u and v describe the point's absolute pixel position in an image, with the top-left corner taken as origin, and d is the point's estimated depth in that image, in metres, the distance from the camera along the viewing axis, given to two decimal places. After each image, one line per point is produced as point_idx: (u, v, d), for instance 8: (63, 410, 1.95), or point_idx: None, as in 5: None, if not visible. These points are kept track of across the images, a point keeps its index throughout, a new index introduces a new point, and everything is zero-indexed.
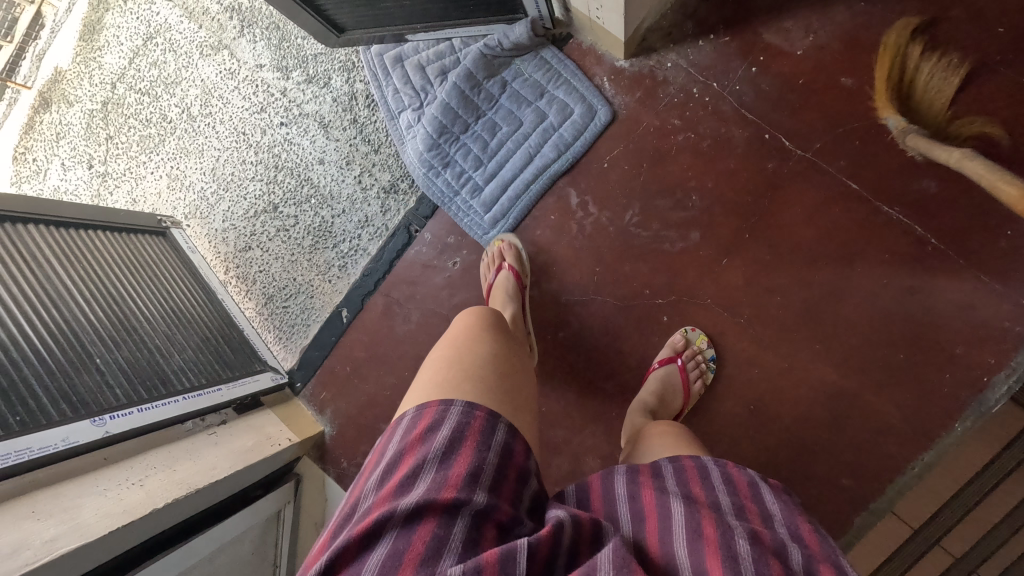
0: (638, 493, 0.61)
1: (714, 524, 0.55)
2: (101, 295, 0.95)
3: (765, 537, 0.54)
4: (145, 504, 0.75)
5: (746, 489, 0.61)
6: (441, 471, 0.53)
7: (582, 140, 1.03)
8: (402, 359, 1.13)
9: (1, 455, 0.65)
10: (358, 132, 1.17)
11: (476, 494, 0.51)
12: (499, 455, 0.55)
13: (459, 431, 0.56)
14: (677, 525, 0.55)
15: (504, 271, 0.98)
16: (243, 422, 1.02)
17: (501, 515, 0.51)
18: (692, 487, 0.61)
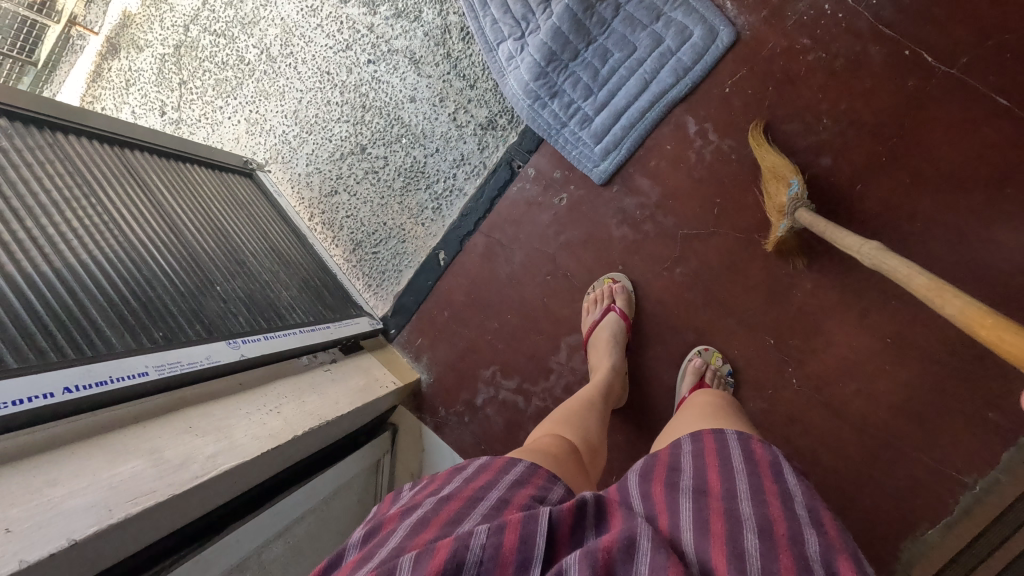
0: (654, 485, 0.55)
1: (727, 520, 0.48)
2: (209, 228, 0.91)
3: (776, 525, 0.47)
4: (286, 429, 0.70)
5: (767, 469, 0.55)
6: (466, 478, 0.56)
7: (702, 64, 0.98)
8: (504, 302, 1.09)
9: (158, 364, 0.60)
10: (452, 68, 1.12)
11: (496, 487, 0.54)
12: (522, 469, 0.58)
13: (479, 462, 0.59)
14: (692, 523, 0.49)
15: (613, 313, 0.98)
16: (350, 363, 0.98)
17: (521, 496, 0.53)
18: (709, 475, 0.55)
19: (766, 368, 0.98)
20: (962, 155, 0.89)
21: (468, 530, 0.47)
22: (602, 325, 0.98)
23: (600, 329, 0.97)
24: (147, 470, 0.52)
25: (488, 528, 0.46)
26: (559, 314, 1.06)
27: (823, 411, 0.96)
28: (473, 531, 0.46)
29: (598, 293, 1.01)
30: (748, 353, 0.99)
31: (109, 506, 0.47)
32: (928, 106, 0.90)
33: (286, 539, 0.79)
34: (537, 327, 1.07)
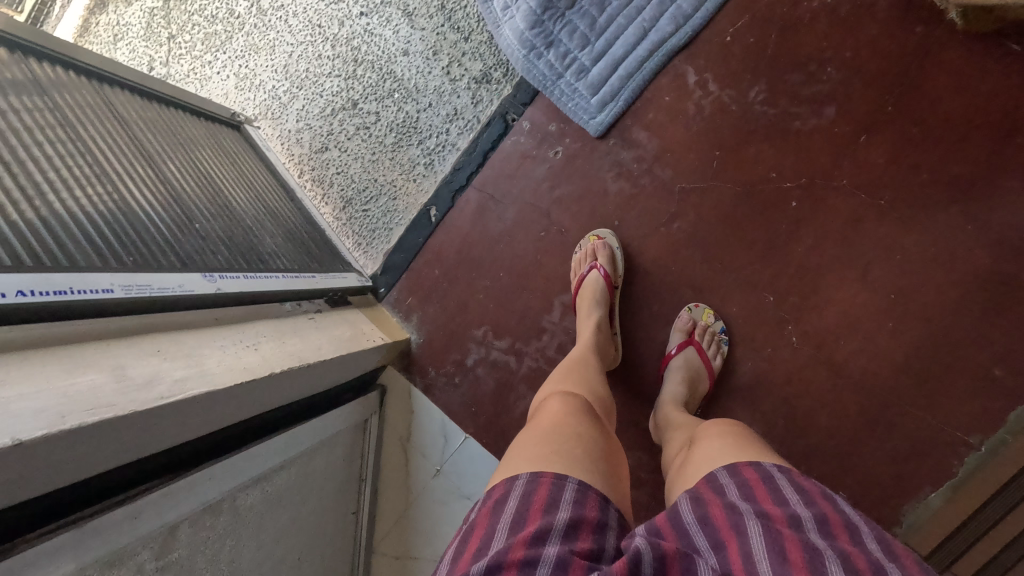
0: (712, 518, 0.50)
1: (804, 552, 0.44)
2: (194, 171, 0.88)
3: (856, 559, 0.43)
4: (263, 366, 0.67)
5: (823, 498, 0.51)
6: (511, 529, 0.51)
7: (703, 12, 0.95)
8: (497, 259, 1.05)
9: (124, 286, 0.58)
10: (446, 20, 1.09)
11: (549, 542, 0.48)
12: (572, 511, 0.52)
13: (520, 493, 0.55)
14: (767, 558, 0.44)
15: (596, 271, 0.93)
16: (336, 315, 0.95)
17: (577, 559, 0.48)
18: (764, 504, 0.51)
19: (766, 326, 0.95)
20: (971, 103, 0.86)
21: None
22: (587, 284, 0.94)
23: (583, 288, 0.94)
24: (107, 385, 0.49)
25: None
26: (553, 271, 1.03)
27: (824, 370, 0.93)
28: None
29: (582, 251, 0.97)
30: (747, 310, 0.96)
31: (63, 412, 0.44)
32: (936, 53, 0.87)
33: (263, 487, 0.76)
34: (530, 285, 1.04)
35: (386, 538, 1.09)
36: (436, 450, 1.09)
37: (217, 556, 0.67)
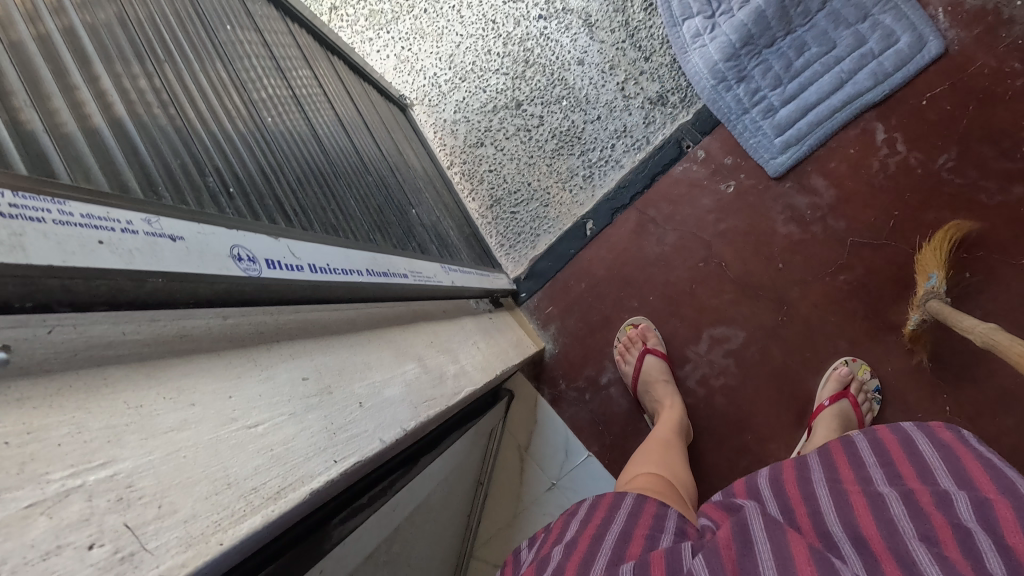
0: (786, 491, 0.59)
1: (869, 505, 0.52)
2: (391, 143, 0.87)
3: (920, 500, 0.50)
4: (489, 367, 0.66)
5: (900, 455, 0.58)
6: (582, 521, 0.59)
7: (905, 71, 0.95)
8: (647, 282, 1.05)
9: (418, 272, 0.58)
10: (628, 36, 1.08)
11: (616, 522, 0.57)
12: (632, 500, 0.61)
13: (588, 503, 0.63)
14: (836, 512, 0.53)
15: (651, 355, 0.99)
16: (502, 317, 0.93)
17: (641, 527, 0.56)
18: (841, 472, 0.59)
19: (917, 391, 0.95)
20: None
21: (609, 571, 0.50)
22: (643, 369, 0.99)
23: (646, 373, 0.98)
24: (423, 377, 0.48)
25: (631, 568, 0.49)
26: (705, 303, 1.02)
27: None
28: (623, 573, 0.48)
29: (625, 339, 1.03)
30: (903, 372, 0.95)
31: (416, 404, 0.43)
32: None
33: (442, 485, 0.75)
34: (678, 313, 1.04)
35: (486, 544, 1.05)
36: (555, 463, 1.07)
37: (412, 550, 0.67)
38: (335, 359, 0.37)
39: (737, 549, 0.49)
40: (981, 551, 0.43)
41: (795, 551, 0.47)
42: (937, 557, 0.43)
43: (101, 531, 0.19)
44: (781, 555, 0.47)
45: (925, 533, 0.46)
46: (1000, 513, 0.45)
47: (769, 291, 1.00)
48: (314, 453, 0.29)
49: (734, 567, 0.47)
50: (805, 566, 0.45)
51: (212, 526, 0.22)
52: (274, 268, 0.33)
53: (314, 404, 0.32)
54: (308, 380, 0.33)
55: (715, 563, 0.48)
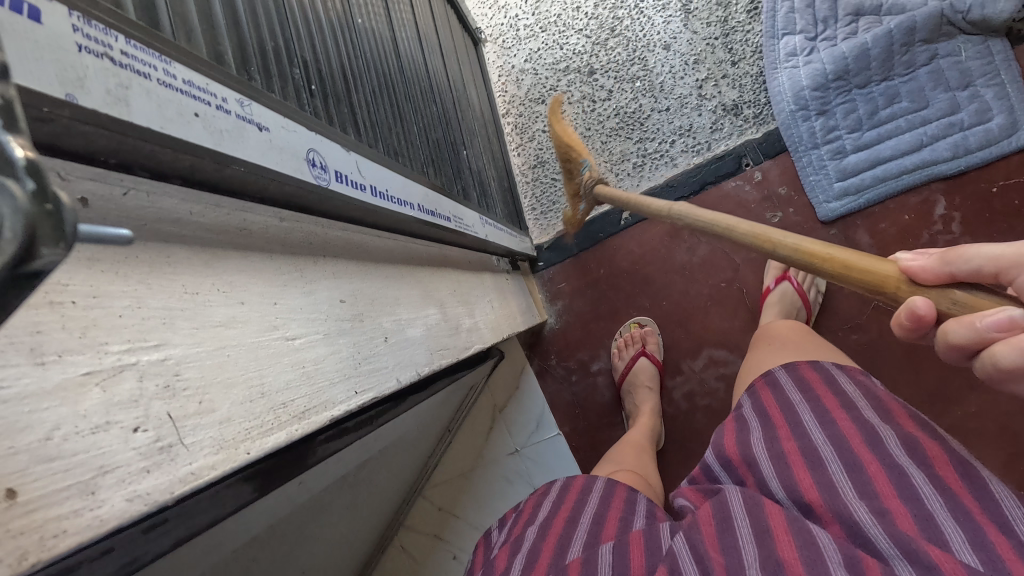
0: (731, 462, 0.57)
1: (807, 462, 0.51)
2: (458, 75, 0.84)
3: (853, 445, 0.50)
4: (499, 329, 0.66)
5: (820, 386, 0.57)
6: (554, 503, 0.61)
7: (988, 153, 0.91)
8: (664, 287, 1.04)
9: (461, 219, 0.57)
10: (722, 35, 1.03)
11: (589, 506, 0.59)
12: (603, 485, 0.63)
13: (559, 486, 0.64)
14: (778, 475, 0.52)
15: (644, 358, 0.99)
16: (518, 281, 0.92)
17: (614, 510, 0.58)
18: (773, 421, 0.57)
19: None
20: None
21: (591, 552, 0.52)
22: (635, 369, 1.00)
23: (636, 373, 0.99)
24: (442, 326, 0.47)
25: (612, 548, 0.51)
26: (714, 323, 1.02)
27: None
28: (604, 555, 0.51)
29: (626, 336, 1.03)
30: None
31: (432, 351, 0.43)
32: None
33: (420, 423, 0.77)
34: (684, 324, 1.04)
35: (439, 485, 1.09)
36: (524, 431, 1.09)
37: (378, 476, 0.69)
38: (371, 287, 0.37)
39: (713, 525, 0.50)
40: (923, 494, 0.44)
41: (772, 521, 0.47)
42: (883, 511, 0.45)
43: (144, 417, 0.22)
44: (756, 535, 0.47)
45: (865, 488, 0.47)
46: (930, 453, 0.47)
47: None
48: (340, 378, 0.30)
49: (712, 547, 0.48)
50: (781, 534, 0.46)
51: (235, 432, 0.25)
52: (341, 183, 0.32)
53: (346, 328, 0.32)
54: (344, 304, 0.33)
55: (699, 545, 0.48)
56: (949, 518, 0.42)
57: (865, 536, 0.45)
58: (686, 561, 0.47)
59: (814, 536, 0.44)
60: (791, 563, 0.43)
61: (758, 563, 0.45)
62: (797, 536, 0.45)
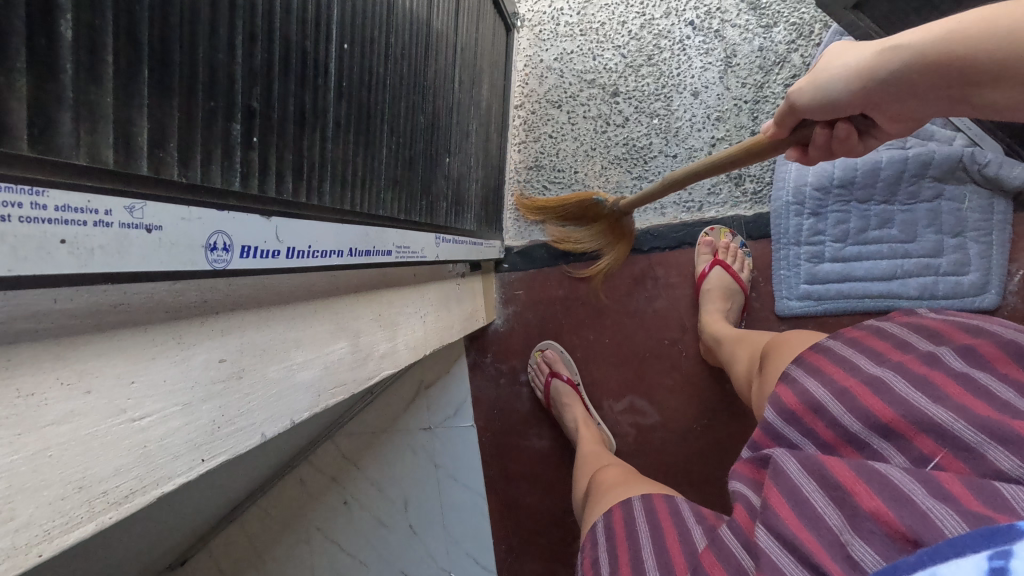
0: (792, 412, 0.52)
1: (870, 389, 0.48)
2: (472, 70, 0.81)
3: (911, 367, 0.47)
4: (423, 346, 0.67)
5: (876, 339, 0.54)
6: (608, 550, 0.62)
7: (949, 303, 0.93)
8: (612, 325, 1.06)
9: (406, 247, 0.57)
10: (752, 100, 1.01)
11: (644, 538, 0.60)
12: (643, 510, 0.64)
13: (602, 528, 0.67)
14: (844, 408, 0.48)
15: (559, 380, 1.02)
16: (471, 283, 0.93)
17: (669, 534, 0.59)
18: (833, 376, 0.51)
19: None
20: None
21: None
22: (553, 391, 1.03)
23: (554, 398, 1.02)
24: (347, 359, 0.49)
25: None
26: (646, 374, 1.05)
27: None
28: None
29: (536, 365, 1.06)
30: None
31: (320, 392, 0.44)
32: None
33: None
34: (618, 365, 1.06)
35: (347, 435, 1.17)
36: (440, 414, 1.14)
37: None
38: (266, 337, 0.38)
39: (789, 501, 0.45)
40: (997, 392, 0.42)
41: (840, 476, 0.44)
42: (961, 408, 0.42)
43: None
44: (837, 497, 0.43)
45: (936, 393, 0.44)
46: (989, 355, 0.45)
47: (701, 400, 1.03)
48: (185, 451, 0.31)
49: (798, 524, 0.44)
50: (859, 488, 0.42)
51: (40, 534, 0.24)
52: (246, 256, 0.32)
53: (215, 391, 0.33)
54: (223, 363, 0.34)
55: (785, 528, 0.44)
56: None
57: (951, 437, 0.42)
58: (782, 556, 0.43)
59: (887, 477, 0.41)
60: (882, 514, 0.40)
61: (851, 529, 0.41)
62: (870, 480, 0.42)
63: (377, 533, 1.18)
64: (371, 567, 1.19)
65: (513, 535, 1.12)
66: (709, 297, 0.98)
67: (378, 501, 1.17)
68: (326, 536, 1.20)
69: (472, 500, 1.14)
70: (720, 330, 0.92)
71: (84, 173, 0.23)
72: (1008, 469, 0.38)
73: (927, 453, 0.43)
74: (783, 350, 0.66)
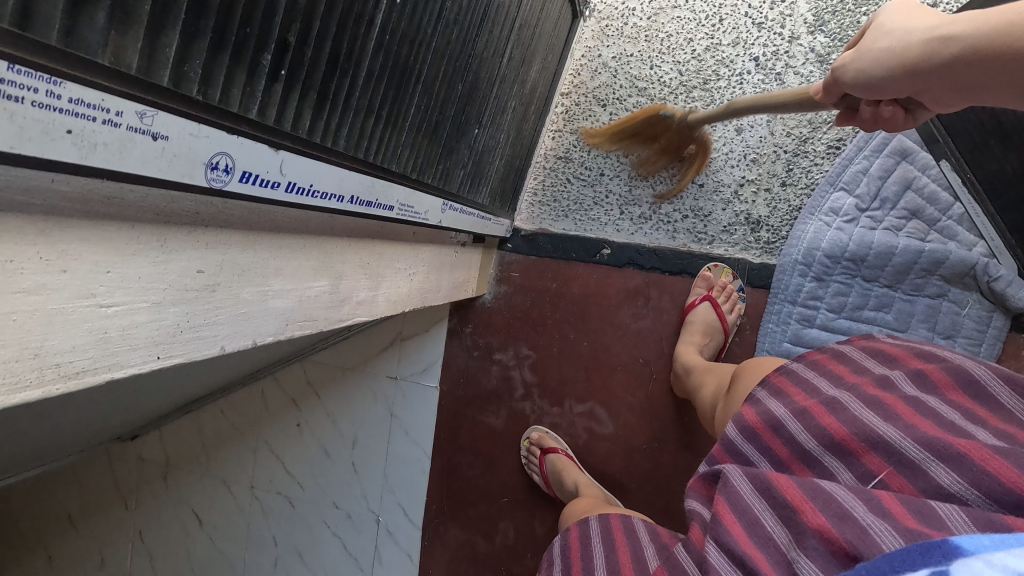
0: (753, 430, 0.53)
1: (827, 409, 0.49)
2: (526, 49, 0.80)
3: (866, 390, 0.50)
4: (402, 302, 0.69)
5: (835, 362, 0.57)
6: (565, 567, 0.69)
7: None
8: (594, 331, 1.07)
9: (410, 208, 0.58)
10: (792, 152, 1.01)
11: (598, 559, 0.65)
12: (600, 534, 0.70)
13: (563, 547, 0.73)
14: (801, 426, 0.50)
15: (556, 454, 1.03)
16: (469, 254, 0.94)
17: (620, 556, 0.64)
18: (793, 397, 0.53)
19: None
20: None
21: None
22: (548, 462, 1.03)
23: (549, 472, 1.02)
24: (322, 298, 0.50)
25: None
26: (613, 386, 1.07)
27: None
28: None
29: (535, 444, 1.07)
30: None
31: (288, 322, 0.46)
32: None
33: None
34: (590, 371, 1.08)
35: (317, 363, 1.20)
36: (409, 368, 1.16)
37: None
38: (248, 260, 0.39)
39: (736, 517, 0.46)
40: (942, 416, 0.45)
41: (787, 493, 0.45)
42: (908, 427, 0.44)
43: None
44: (784, 513, 0.44)
45: (887, 413, 0.46)
46: (938, 380, 0.49)
47: (657, 424, 1.05)
48: (143, 345, 0.32)
49: (744, 539, 0.44)
50: (804, 505, 0.43)
51: None
52: (246, 181, 0.34)
53: (185, 298, 0.34)
54: (200, 275, 0.35)
55: (733, 543, 0.44)
56: (977, 430, 0.43)
57: (897, 454, 0.44)
58: (728, 571, 0.44)
59: (831, 493, 0.43)
60: (825, 529, 0.41)
61: (795, 544, 0.42)
62: (816, 497, 0.43)
63: (319, 461, 1.22)
64: (307, 490, 1.23)
65: (447, 498, 1.16)
66: (691, 330, 1.00)
67: (330, 433, 1.21)
68: (271, 450, 1.25)
69: (415, 457, 1.17)
70: (690, 361, 0.94)
71: (104, 72, 0.24)
72: (948, 486, 0.40)
73: (872, 470, 0.45)
74: (748, 370, 0.69)
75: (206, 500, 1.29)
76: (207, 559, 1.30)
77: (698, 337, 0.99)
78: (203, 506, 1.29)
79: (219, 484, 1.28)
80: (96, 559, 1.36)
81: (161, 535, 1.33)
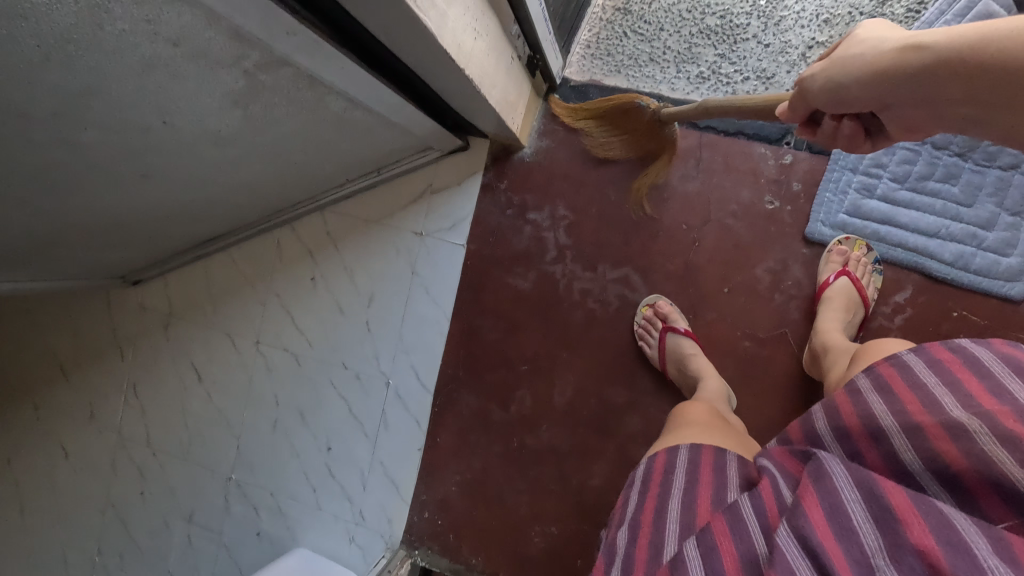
0: (848, 431, 0.54)
1: (946, 432, 0.47)
2: None
3: (1002, 420, 0.45)
4: (463, 56, 0.64)
5: (966, 372, 0.52)
6: (640, 498, 0.64)
7: (980, 280, 0.90)
8: (637, 192, 1.03)
9: None
10: (867, 14, 0.95)
11: (675, 494, 0.61)
12: (684, 467, 0.64)
13: (643, 471, 0.68)
14: (909, 445, 0.48)
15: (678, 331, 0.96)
16: (521, 77, 0.89)
17: (702, 494, 0.59)
18: (907, 407, 0.51)
19: None
20: None
21: (677, 548, 0.53)
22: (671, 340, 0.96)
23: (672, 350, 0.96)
24: None
25: (698, 540, 0.52)
26: (651, 251, 1.02)
27: None
28: (686, 547, 0.52)
29: (649, 323, 0.99)
30: None
31: None
32: None
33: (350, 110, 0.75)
34: (628, 235, 1.03)
35: (339, 212, 1.14)
36: (436, 223, 1.11)
37: (278, 105, 0.67)
38: None
39: (823, 509, 0.46)
40: None
41: (892, 499, 0.44)
42: None
43: None
44: (881, 518, 0.44)
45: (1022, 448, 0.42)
46: None
47: (694, 294, 1.01)
48: None
49: (825, 533, 0.45)
50: (911, 517, 0.43)
51: None
52: None
53: None
54: None
55: (813, 532, 0.45)
56: None
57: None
58: (799, 556, 0.44)
59: (944, 515, 0.42)
60: (929, 550, 0.40)
61: (885, 552, 0.42)
62: (925, 515, 0.42)
63: (332, 318, 1.16)
64: (316, 348, 1.17)
65: (464, 363, 1.11)
66: (829, 308, 0.89)
67: (345, 288, 1.15)
68: (281, 304, 1.19)
69: (434, 318, 1.11)
70: (831, 338, 0.84)
71: None
72: None
73: (992, 514, 0.43)
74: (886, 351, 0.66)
75: (208, 352, 1.23)
76: (203, 415, 1.24)
77: (840, 309, 0.89)
78: (204, 359, 1.24)
79: (223, 337, 1.22)
80: (85, 410, 1.30)
81: (156, 388, 1.26)
